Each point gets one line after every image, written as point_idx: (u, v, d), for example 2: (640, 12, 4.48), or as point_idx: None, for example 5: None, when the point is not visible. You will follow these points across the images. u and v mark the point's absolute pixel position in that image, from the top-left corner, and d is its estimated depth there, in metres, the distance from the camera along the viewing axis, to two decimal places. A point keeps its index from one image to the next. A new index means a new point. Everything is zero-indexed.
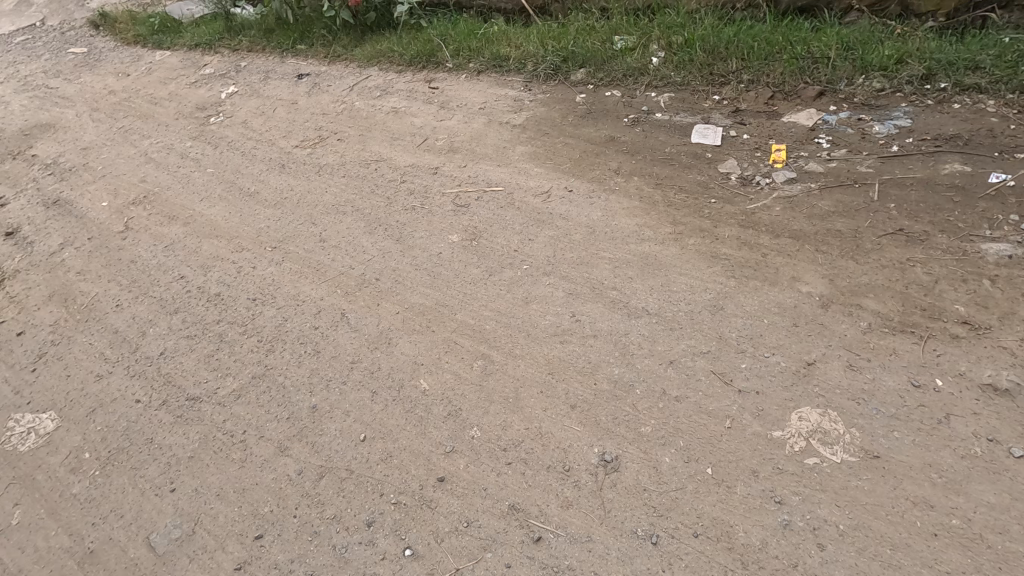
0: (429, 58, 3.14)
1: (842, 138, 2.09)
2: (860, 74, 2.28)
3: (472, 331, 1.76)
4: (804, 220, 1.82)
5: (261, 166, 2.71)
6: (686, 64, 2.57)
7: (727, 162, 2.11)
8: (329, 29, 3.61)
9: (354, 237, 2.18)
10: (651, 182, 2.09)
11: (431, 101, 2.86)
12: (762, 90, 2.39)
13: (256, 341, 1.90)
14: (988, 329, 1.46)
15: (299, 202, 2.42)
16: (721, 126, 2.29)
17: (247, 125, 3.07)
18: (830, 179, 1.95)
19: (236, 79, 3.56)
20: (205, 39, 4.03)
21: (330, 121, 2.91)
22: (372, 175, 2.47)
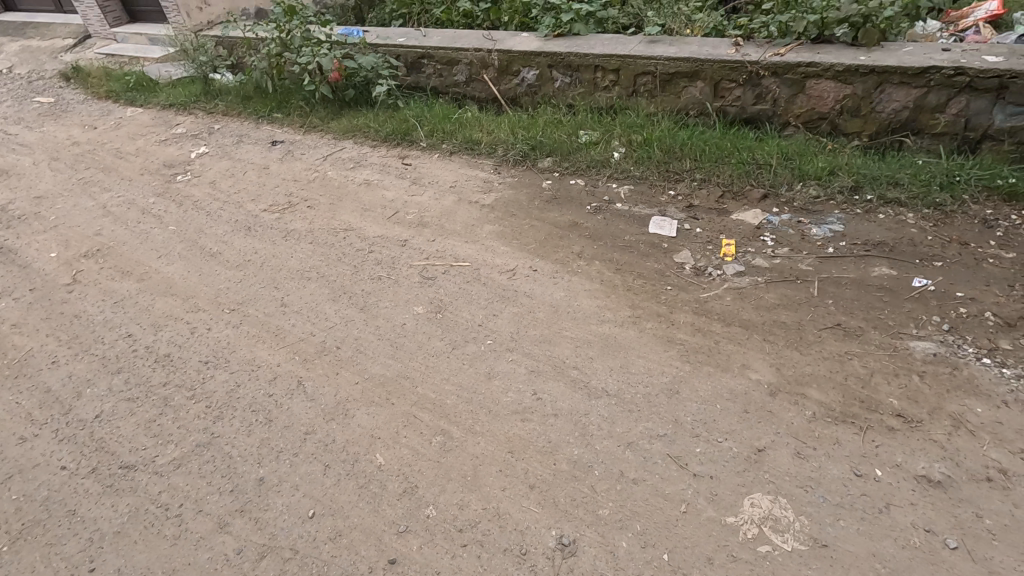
0: (404, 136, 3.28)
1: (784, 237, 2.28)
2: (798, 181, 2.52)
3: (433, 405, 1.75)
4: (752, 310, 1.95)
5: (226, 227, 2.70)
6: (645, 161, 2.79)
7: (682, 253, 2.26)
8: (307, 101, 3.76)
9: (317, 304, 2.17)
10: (611, 267, 2.20)
11: (404, 176, 2.96)
12: (713, 190, 2.60)
13: (203, 407, 1.82)
14: (919, 423, 1.56)
15: (263, 265, 2.41)
16: (676, 219, 2.46)
17: (215, 186, 3.08)
18: (774, 274, 2.10)
19: (208, 140, 3.61)
20: (180, 100, 4.09)
21: (301, 188, 2.96)
22: (341, 243, 2.49)
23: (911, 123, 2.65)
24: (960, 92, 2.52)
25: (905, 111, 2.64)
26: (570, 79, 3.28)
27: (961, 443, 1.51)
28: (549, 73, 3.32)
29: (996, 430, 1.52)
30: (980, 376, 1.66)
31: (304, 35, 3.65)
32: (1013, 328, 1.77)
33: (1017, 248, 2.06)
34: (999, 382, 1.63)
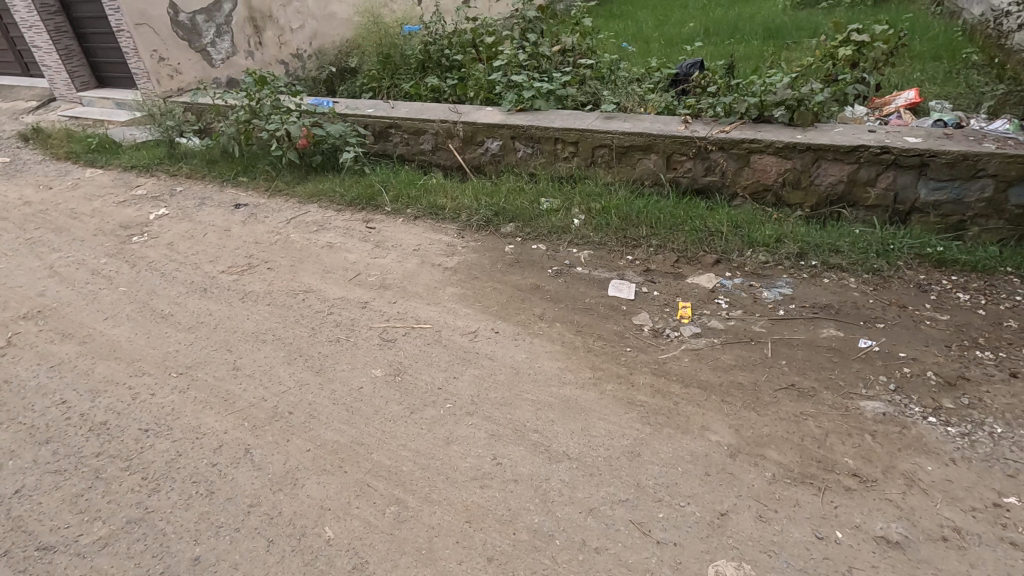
0: (369, 200, 3.33)
1: (737, 300, 2.36)
2: (748, 248, 2.65)
3: (388, 473, 1.67)
4: (710, 371, 1.98)
5: (180, 288, 2.63)
6: (604, 227, 2.89)
7: (641, 315, 2.31)
8: (274, 165, 3.80)
9: (272, 367, 2.10)
10: (572, 329, 2.22)
11: (367, 239, 2.98)
12: (669, 254, 2.70)
13: (139, 478, 1.70)
14: (874, 482, 1.58)
15: (217, 327, 2.34)
16: (635, 282, 2.53)
17: (172, 247, 3.02)
18: (729, 336, 2.16)
19: (168, 202, 3.58)
20: (143, 162, 4.08)
21: (261, 250, 2.93)
22: (299, 305, 2.45)
23: (847, 195, 2.85)
24: (887, 168, 2.74)
25: (841, 185, 2.84)
26: (532, 150, 3.43)
27: (916, 502, 1.52)
28: (512, 144, 3.47)
29: (948, 488, 1.55)
30: (927, 434, 1.70)
31: (273, 103, 3.75)
32: (954, 387, 1.84)
33: (951, 311, 2.18)
34: (946, 440, 1.67)
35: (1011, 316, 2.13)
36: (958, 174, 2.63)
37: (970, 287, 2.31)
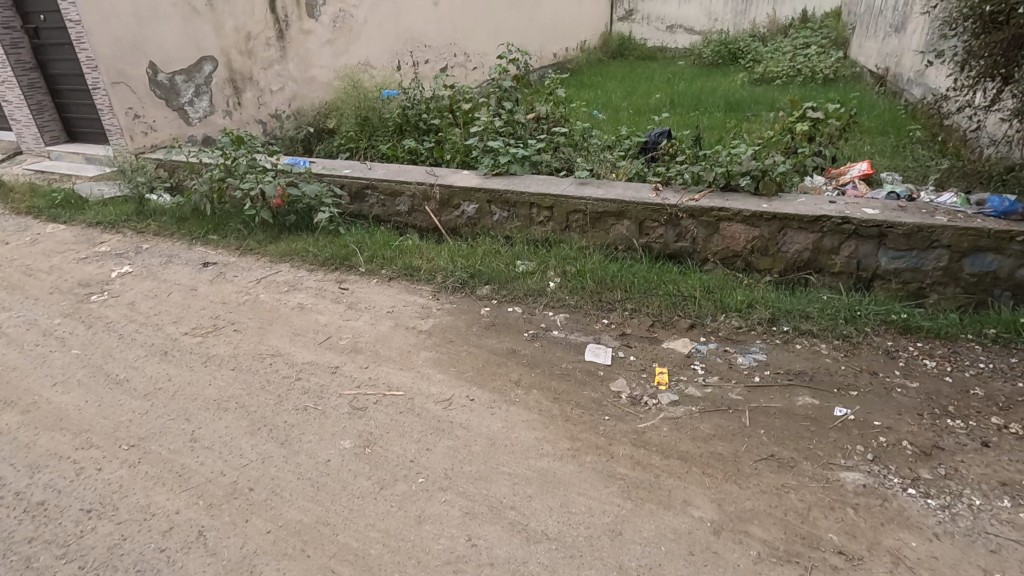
0: (343, 260, 3.30)
1: (713, 365, 2.37)
2: (721, 312, 2.68)
3: (354, 557, 1.56)
4: (689, 441, 1.95)
5: (138, 351, 2.51)
6: (580, 290, 2.90)
7: (618, 381, 2.28)
8: (246, 224, 3.76)
9: (233, 437, 1.98)
10: (549, 396, 2.18)
11: (339, 300, 2.93)
12: (644, 319, 2.72)
13: (76, 568, 1.54)
14: (861, 560, 1.54)
15: (175, 394, 2.22)
16: (611, 347, 2.52)
17: (133, 306, 2.91)
18: (707, 403, 2.14)
19: (133, 259, 3.48)
20: (110, 218, 4.00)
21: (228, 310, 2.84)
22: (266, 370, 2.36)
23: (813, 262, 2.95)
24: (849, 237, 2.85)
25: (807, 252, 2.94)
26: (508, 213, 3.47)
27: None
28: (488, 207, 3.51)
29: (933, 565, 1.52)
30: (908, 507, 1.68)
31: (249, 162, 3.74)
32: (930, 457, 1.85)
33: (920, 378, 2.22)
34: (927, 513, 1.66)
35: (977, 384, 2.18)
36: (915, 244, 2.75)
37: (935, 354, 2.37)
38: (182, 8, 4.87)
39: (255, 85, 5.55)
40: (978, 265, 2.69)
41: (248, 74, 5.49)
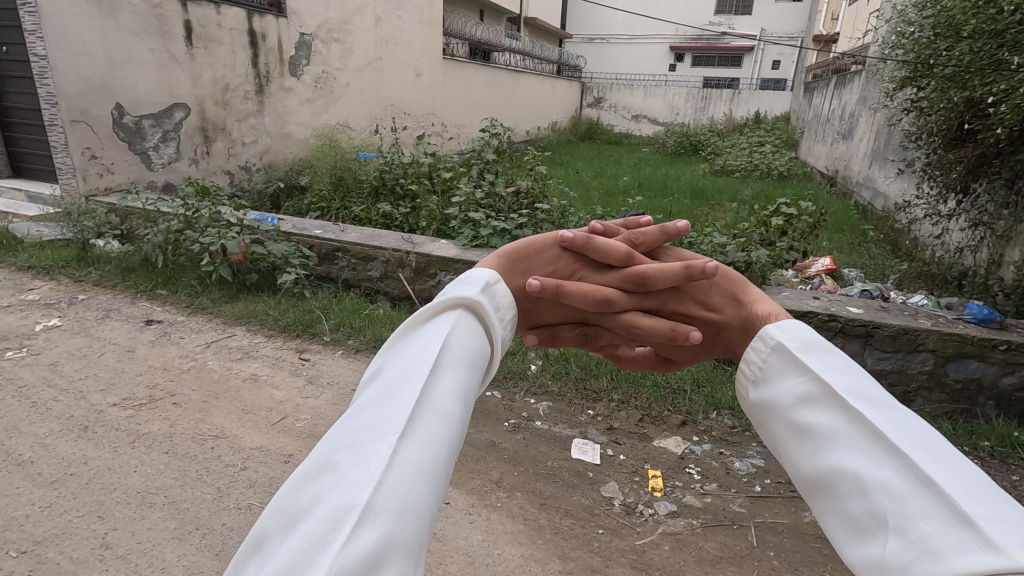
0: (306, 327, 3.03)
1: (710, 469, 2.19)
2: (712, 409, 2.54)
3: None
4: (695, 565, 1.72)
5: (52, 425, 2.14)
6: (562, 375, 2.72)
7: (609, 485, 2.06)
8: (201, 279, 3.47)
9: (156, 545, 1.63)
10: (535, 501, 1.94)
11: (298, 373, 2.64)
12: (632, 412, 2.53)
13: None
14: None
15: (90, 482, 1.86)
16: (599, 442, 2.31)
17: (55, 367, 2.55)
18: (708, 516, 1.94)
19: (64, 312, 3.12)
20: (45, 263, 3.64)
21: (169, 378, 2.51)
22: (205, 456, 2.02)
23: None
24: (836, 335, 2.80)
25: None
26: None
27: None
28: None
29: None
30: None
31: (212, 216, 3.49)
32: None
33: None
34: None
35: None
36: (901, 346, 2.71)
37: None
38: (159, 54, 4.71)
39: (227, 136, 5.39)
40: (962, 371, 2.65)
41: (221, 124, 5.33)
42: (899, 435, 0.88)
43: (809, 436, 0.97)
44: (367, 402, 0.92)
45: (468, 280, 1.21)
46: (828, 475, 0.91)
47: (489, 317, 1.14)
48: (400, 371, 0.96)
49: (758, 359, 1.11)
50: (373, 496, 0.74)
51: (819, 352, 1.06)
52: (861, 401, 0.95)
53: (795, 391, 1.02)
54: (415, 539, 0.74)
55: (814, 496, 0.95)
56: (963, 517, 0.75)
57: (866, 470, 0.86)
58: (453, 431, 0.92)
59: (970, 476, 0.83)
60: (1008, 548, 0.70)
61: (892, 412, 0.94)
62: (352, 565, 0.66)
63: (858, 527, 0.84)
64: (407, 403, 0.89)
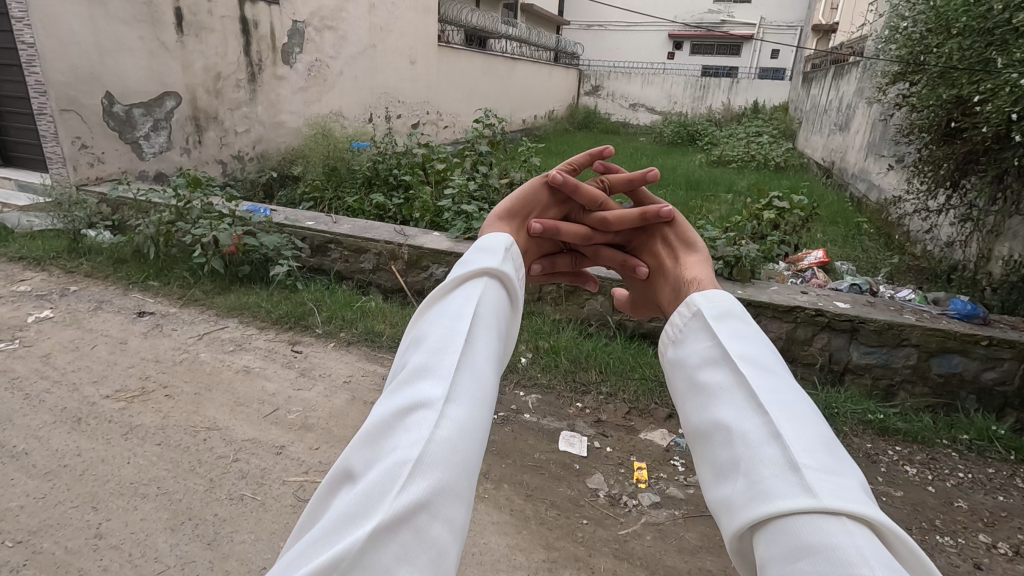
0: (298, 319, 3.04)
1: (694, 462, 2.23)
2: None
3: None
4: (676, 555, 1.77)
5: (45, 417, 2.16)
6: (552, 368, 2.76)
7: (595, 477, 2.10)
8: (194, 271, 3.48)
9: (148, 535, 1.67)
10: (522, 493, 1.98)
11: (290, 365, 2.66)
12: (620, 405, 2.57)
13: None
14: None
15: (82, 474, 1.88)
16: (586, 435, 2.35)
17: (48, 359, 2.56)
18: (691, 507, 1.98)
19: (57, 303, 3.13)
20: (37, 254, 3.64)
21: (161, 370, 2.54)
22: (197, 448, 2.05)
23: (786, 351, 2.93)
24: (822, 329, 2.84)
25: (780, 341, 2.92)
26: None
27: None
28: None
29: None
30: None
31: (204, 207, 3.49)
32: None
33: (903, 486, 2.16)
34: None
35: (959, 496, 2.13)
36: (886, 340, 2.75)
37: (915, 459, 2.33)
38: (150, 42, 4.67)
39: (219, 125, 5.36)
40: (945, 365, 2.70)
41: (213, 113, 5.30)
42: (767, 394, 0.93)
43: (698, 392, 1.03)
44: (411, 364, 0.97)
45: (489, 248, 1.29)
46: (705, 427, 0.97)
47: (511, 283, 1.22)
48: (434, 332, 1.02)
49: (680, 324, 1.18)
50: (424, 451, 0.79)
51: (731, 319, 1.12)
52: (747, 362, 1.00)
53: (698, 354, 1.08)
54: (462, 485, 0.80)
55: (693, 448, 1.01)
56: (792, 463, 0.81)
57: (731, 423, 0.92)
58: (492, 386, 0.98)
59: (819, 439, 0.87)
60: (820, 491, 0.77)
61: (774, 372, 0.99)
62: (409, 507, 0.73)
63: (716, 475, 0.91)
64: (449, 363, 0.94)
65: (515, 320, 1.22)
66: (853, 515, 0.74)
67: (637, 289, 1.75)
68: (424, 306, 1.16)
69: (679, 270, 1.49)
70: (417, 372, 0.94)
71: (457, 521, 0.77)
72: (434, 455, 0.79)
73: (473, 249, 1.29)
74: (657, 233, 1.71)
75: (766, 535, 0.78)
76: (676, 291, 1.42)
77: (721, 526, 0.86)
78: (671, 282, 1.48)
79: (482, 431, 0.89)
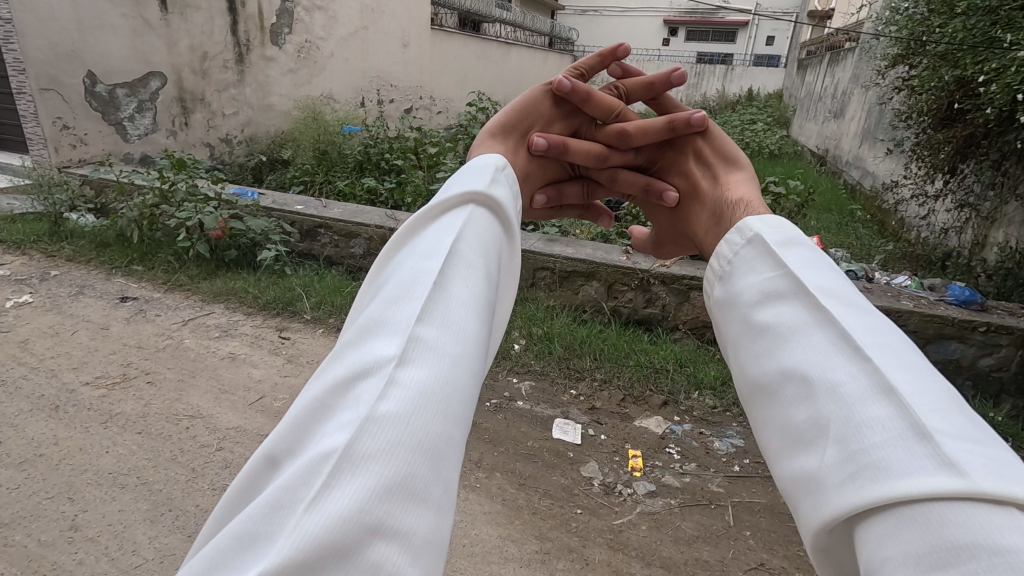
0: (286, 305, 2.97)
1: (689, 449, 2.19)
2: (694, 389, 2.54)
3: None
4: (672, 544, 1.74)
5: (22, 405, 2.09)
6: (546, 355, 2.71)
7: (589, 465, 2.06)
8: (178, 255, 3.39)
9: (127, 527, 1.61)
10: (514, 482, 1.93)
11: (277, 352, 2.60)
12: (614, 392, 2.53)
13: None
14: None
15: (59, 464, 1.82)
16: (580, 422, 2.31)
17: (26, 346, 2.48)
18: (687, 496, 1.95)
19: (36, 288, 3.04)
20: (16, 237, 3.54)
21: (144, 357, 2.46)
22: (179, 436, 1.99)
23: None
24: None
25: None
26: None
27: None
28: None
29: None
30: None
31: (189, 189, 3.39)
32: None
33: None
34: None
35: None
36: None
37: None
38: (132, 20, 4.53)
39: (206, 107, 5.23)
40: (942, 352, 2.67)
41: (200, 95, 5.17)
42: (870, 340, 0.85)
43: (767, 335, 0.95)
44: (369, 318, 0.86)
45: (477, 174, 1.20)
46: (778, 378, 0.89)
47: (499, 206, 1.14)
48: (401, 273, 0.92)
49: (729, 253, 1.14)
50: (357, 438, 0.66)
51: (797, 248, 1.06)
52: (837, 302, 0.92)
53: (761, 286, 1.02)
54: (431, 478, 0.68)
55: (758, 402, 0.93)
56: (920, 430, 0.71)
57: (816, 378, 0.83)
58: (472, 342, 0.85)
59: (947, 396, 0.78)
60: (965, 470, 0.66)
61: (865, 319, 0.92)
62: (346, 516, 0.60)
63: (799, 437, 0.82)
64: (407, 317, 0.83)
65: (506, 249, 1.14)
66: (1015, 502, 0.63)
67: (661, 214, 1.70)
68: (395, 242, 1.09)
69: (719, 193, 1.45)
70: (374, 332, 0.82)
71: (418, 532, 0.64)
72: (375, 443, 0.67)
73: (462, 171, 1.22)
74: (686, 146, 1.67)
75: (877, 514, 0.68)
76: (718, 215, 1.38)
77: (805, 502, 0.77)
78: (711, 206, 1.45)
79: (457, 396, 0.77)
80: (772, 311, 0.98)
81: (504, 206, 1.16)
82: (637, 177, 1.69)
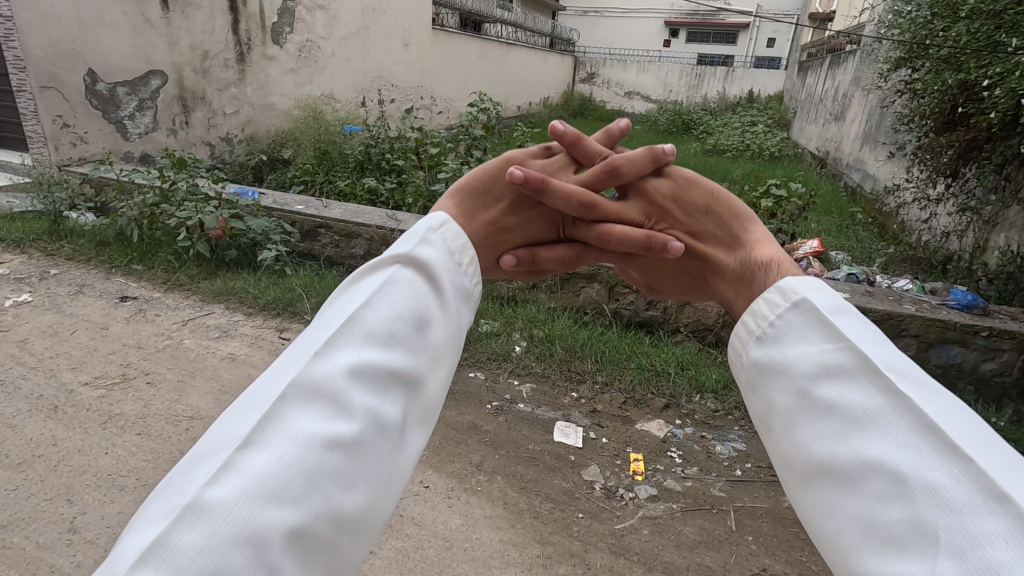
0: (286, 305, 2.97)
1: (691, 453, 2.19)
2: (696, 392, 2.53)
3: None
4: (674, 549, 1.73)
5: (21, 405, 2.08)
6: (546, 357, 2.70)
7: (590, 468, 2.05)
8: (178, 255, 3.38)
9: (125, 529, 1.60)
10: (515, 485, 1.92)
11: (278, 353, 2.59)
12: (616, 395, 2.52)
13: None
14: None
15: (57, 465, 1.81)
16: (581, 425, 2.30)
17: (25, 345, 2.47)
18: (688, 500, 1.94)
19: (35, 287, 3.03)
20: (15, 235, 3.53)
21: (143, 357, 2.45)
22: (179, 438, 1.98)
23: None
24: None
25: None
26: None
27: None
28: None
29: None
30: None
31: (189, 189, 3.38)
32: None
33: None
34: None
35: None
36: (885, 331, 2.70)
37: None
38: (133, 18, 4.52)
39: (206, 106, 5.22)
40: (943, 356, 2.66)
41: (200, 93, 5.15)
42: (956, 433, 0.82)
43: (835, 421, 0.91)
44: (239, 420, 0.84)
45: (410, 235, 1.14)
46: (854, 474, 0.85)
47: (421, 274, 1.08)
48: (312, 339, 0.95)
49: (769, 315, 1.07)
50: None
51: (845, 318, 1.00)
52: (903, 389, 0.88)
53: (814, 361, 0.97)
54: None
55: (821, 494, 0.90)
56: None
57: (905, 474, 0.80)
58: (328, 456, 0.81)
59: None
60: None
61: (935, 412, 0.87)
62: None
63: (881, 538, 0.79)
64: (256, 431, 0.81)
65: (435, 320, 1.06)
66: None
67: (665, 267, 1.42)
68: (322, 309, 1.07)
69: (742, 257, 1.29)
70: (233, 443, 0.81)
71: None
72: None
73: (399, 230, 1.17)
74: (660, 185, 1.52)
75: None
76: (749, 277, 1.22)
77: None
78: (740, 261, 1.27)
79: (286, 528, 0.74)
80: (802, 382, 0.97)
81: (439, 268, 1.11)
82: (634, 230, 1.43)
